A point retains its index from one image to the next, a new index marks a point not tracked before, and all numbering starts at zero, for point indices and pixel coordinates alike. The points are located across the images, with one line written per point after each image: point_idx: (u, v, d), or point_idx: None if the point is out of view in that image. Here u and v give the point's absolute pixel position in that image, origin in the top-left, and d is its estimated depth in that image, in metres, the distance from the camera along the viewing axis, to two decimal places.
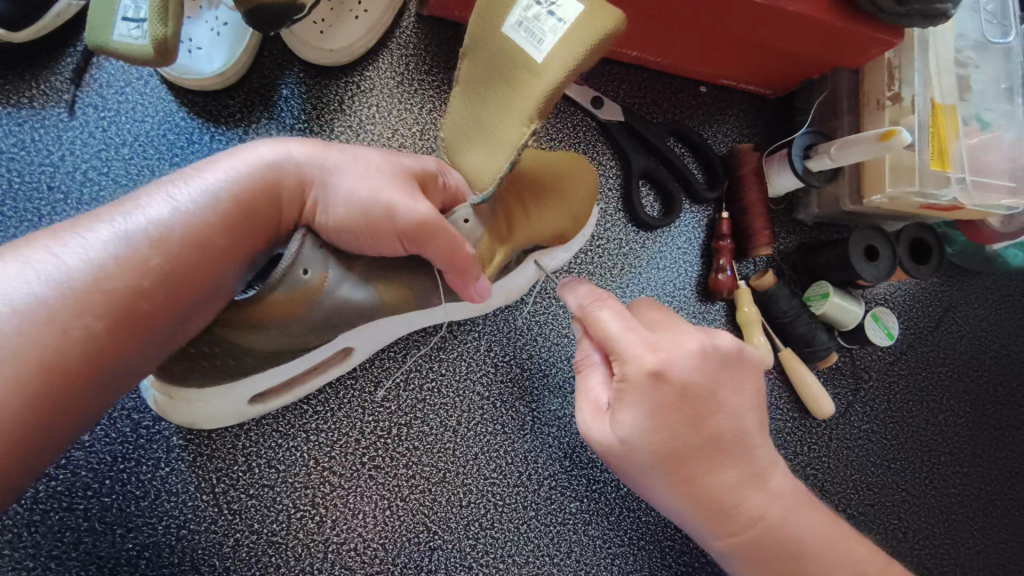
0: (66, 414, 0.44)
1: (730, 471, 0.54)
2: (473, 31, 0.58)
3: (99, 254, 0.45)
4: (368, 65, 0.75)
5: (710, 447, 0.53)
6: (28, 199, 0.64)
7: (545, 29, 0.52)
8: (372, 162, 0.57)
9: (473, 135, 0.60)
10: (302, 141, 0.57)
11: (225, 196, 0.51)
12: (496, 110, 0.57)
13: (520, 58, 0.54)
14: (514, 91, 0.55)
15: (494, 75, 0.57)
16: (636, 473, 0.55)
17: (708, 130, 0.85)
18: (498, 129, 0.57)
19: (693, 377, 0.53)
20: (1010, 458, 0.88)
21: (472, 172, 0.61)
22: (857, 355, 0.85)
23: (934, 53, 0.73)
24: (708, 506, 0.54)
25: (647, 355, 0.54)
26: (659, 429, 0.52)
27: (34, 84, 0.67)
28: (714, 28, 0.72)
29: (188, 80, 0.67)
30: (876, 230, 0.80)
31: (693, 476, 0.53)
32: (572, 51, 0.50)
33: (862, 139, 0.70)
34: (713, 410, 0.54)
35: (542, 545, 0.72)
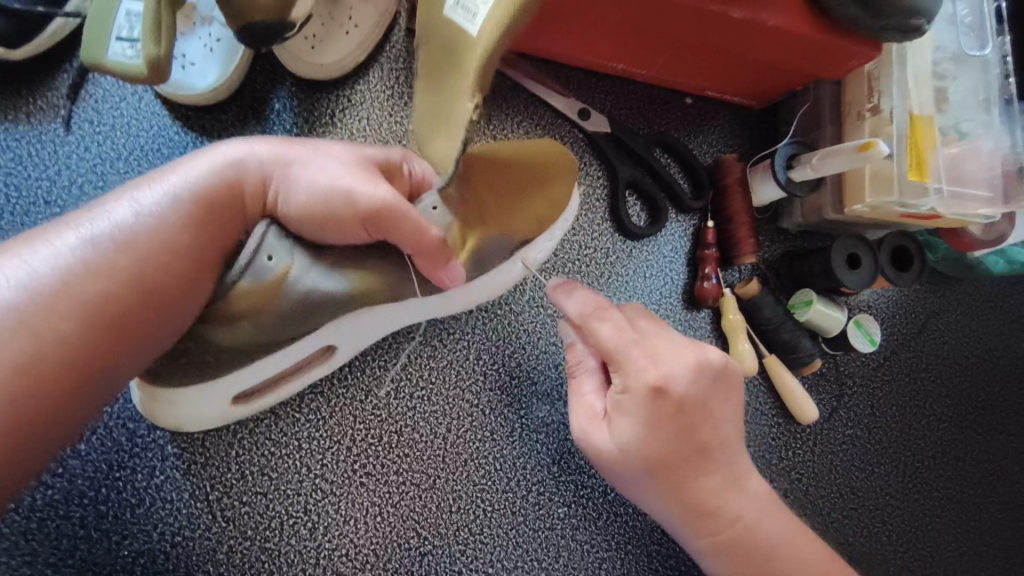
0: (54, 421, 0.45)
1: (714, 476, 0.59)
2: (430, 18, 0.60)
3: (68, 261, 0.47)
4: (358, 79, 0.76)
5: (699, 455, 0.58)
6: (25, 212, 0.65)
7: (478, 4, 0.53)
8: (332, 154, 0.59)
9: (432, 122, 0.61)
10: (263, 140, 0.59)
11: (187, 194, 0.53)
12: (443, 92, 0.58)
13: (460, 38, 0.55)
14: (454, 68, 0.55)
15: (444, 58, 0.58)
16: (629, 481, 0.59)
17: (694, 140, 0.87)
18: (445, 110, 0.57)
19: (689, 390, 0.57)
20: (993, 462, 0.90)
21: (434, 159, 0.62)
22: (842, 361, 0.87)
23: (911, 67, 0.74)
24: (694, 507, 0.59)
25: (650, 369, 0.56)
26: (656, 441, 0.56)
27: (31, 100, 0.68)
28: (695, 41, 0.73)
29: (181, 95, 0.69)
30: (858, 238, 0.81)
31: (681, 485, 0.58)
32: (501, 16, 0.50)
33: (842, 149, 0.72)
34: (704, 423, 0.58)
35: (531, 549, 0.73)
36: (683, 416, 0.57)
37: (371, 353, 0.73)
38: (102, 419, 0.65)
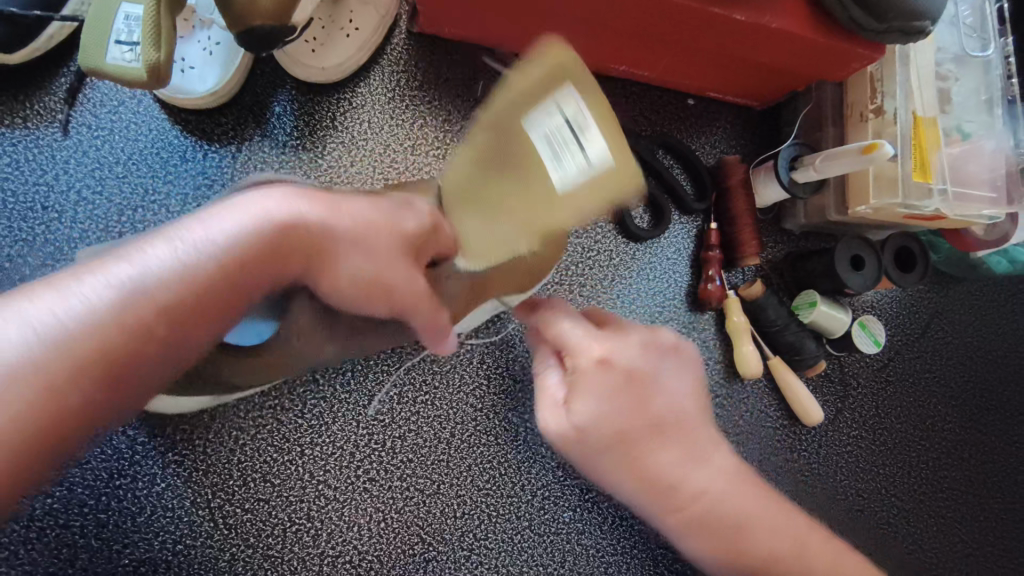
0: (63, 455, 0.42)
1: (674, 450, 0.55)
2: (504, 104, 0.53)
3: (97, 306, 0.43)
4: (359, 82, 0.75)
5: (654, 427, 0.55)
6: (22, 217, 0.65)
7: (568, 158, 0.49)
8: (383, 226, 0.54)
9: (481, 209, 0.57)
10: (311, 203, 0.53)
11: (235, 257, 0.48)
12: (510, 204, 0.55)
13: (539, 168, 0.51)
14: (532, 187, 0.52)
15: (513, 156, 0.53)
16: (587, 460, 0.56)
17: (696, 141, 0.86)
18: (506, 208, 0.55)
19: (635, 362, 0.56)
20: (997, 462, 0.90)
21: (467, 239, 0.59)
22: (846, 363, 0.87)
23: (914, 68, 0.74)
24: (654, 484, 0.55)
25: (596, 346, 0.56)
26: (609, 412, 0.54)
27: (28, 105, 0.67)
28: (697, 44, 0.73)
29: (180, 99, 0.68)
30: (862, 240, 0.81)
31: (635, 459, 0.54)
32: (598, 195, 0.48)
33: (846, 151, 0.72)
34: (655, 393, 0.55)
35: (536, 554, 0.73)
36: (631, 385, 0.55)
37: (378, 359, 0.72)
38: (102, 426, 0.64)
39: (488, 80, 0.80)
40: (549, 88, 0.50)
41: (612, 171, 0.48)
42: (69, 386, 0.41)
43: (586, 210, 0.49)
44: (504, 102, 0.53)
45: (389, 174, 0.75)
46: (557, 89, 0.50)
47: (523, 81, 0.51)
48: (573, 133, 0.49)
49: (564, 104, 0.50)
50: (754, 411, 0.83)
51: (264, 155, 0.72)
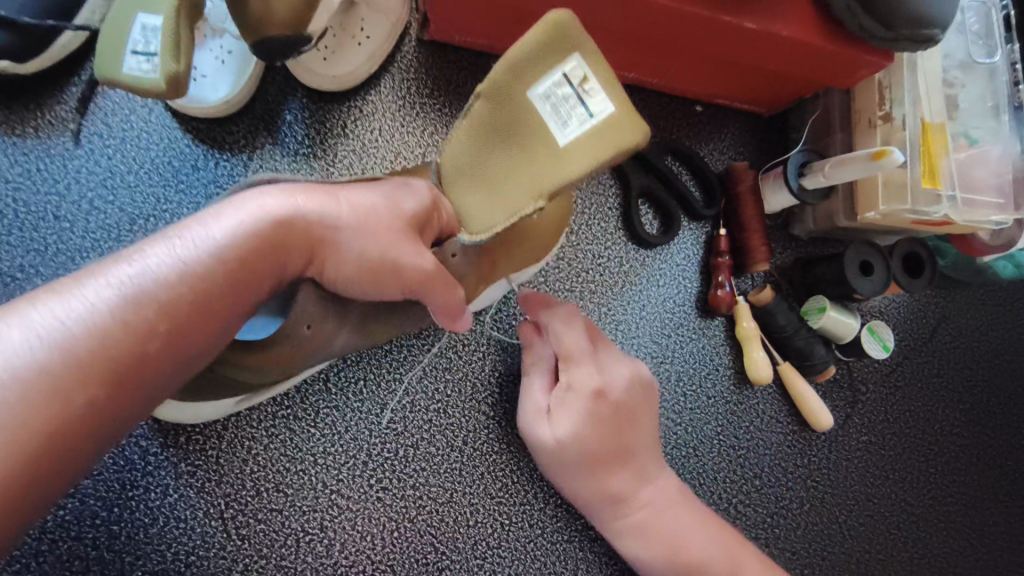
0: (77, 465, 0.40)
1: (626, 476, 0.68)
2: (503, 73, 0.56)
3: (99, 308, 0.42)
4: (370, 90, 0.76)
5: (622, 453, 0.68)
6: (34, 227, 0.64)
7: (573, 116, 0.55)
8: (378, 212, 0.55)
9: (481, 181, 0.60)
10: (301, 190, 0.53)
11: (235, 253, 0.47)
12: (515, 170, 0.58)
13: (540, 127, 0.56)
14: (535, 151, 0.57)
15: (516, 123, 0.57)
16: (560, 471, 0.68)
17: (705, 148, 0.87)
18: (502, 183, 0.59)
19: (623, 397, 0.68)
20: (1006, 466, 0.90)
21: (467, 211, 0.61)
22: (855, 368, 0.87)
23: (922, 76, 0.75)
24: (605, 495, 0.68)
25: (595, 377, 0.68)
26: (588, 432, 0.66)
27: (39, 114, 0.67)
28: (707, 51, 0.73)
29: (192, 108, 0.68)
30: (871, 245, 0.81)
31: (602, 473, 0.67)
32: (599, 146, 0.54)
33: (855, 158, 0.72)
34: (631, 426, 0.68)
35: (549, 563, 0.73)
36: (613, 417, 0.67)
37: (382, 352, 0.72)
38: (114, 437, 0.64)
39: None
40: (546, 54, 0.55)
41: (614, 119, 0.54)
42: (74, 387, 0.40)
43: (587, 167, 0.54)
44: (508, 72, 0.55)
45: None
46: (555, 55, 0.54)
47: (520, 50, 0.55)
48: (574, 93, 0.55)
49: (564, 68, 0.55)
50: (765, 417, 0.83)
51: (276, 164, 0.72)
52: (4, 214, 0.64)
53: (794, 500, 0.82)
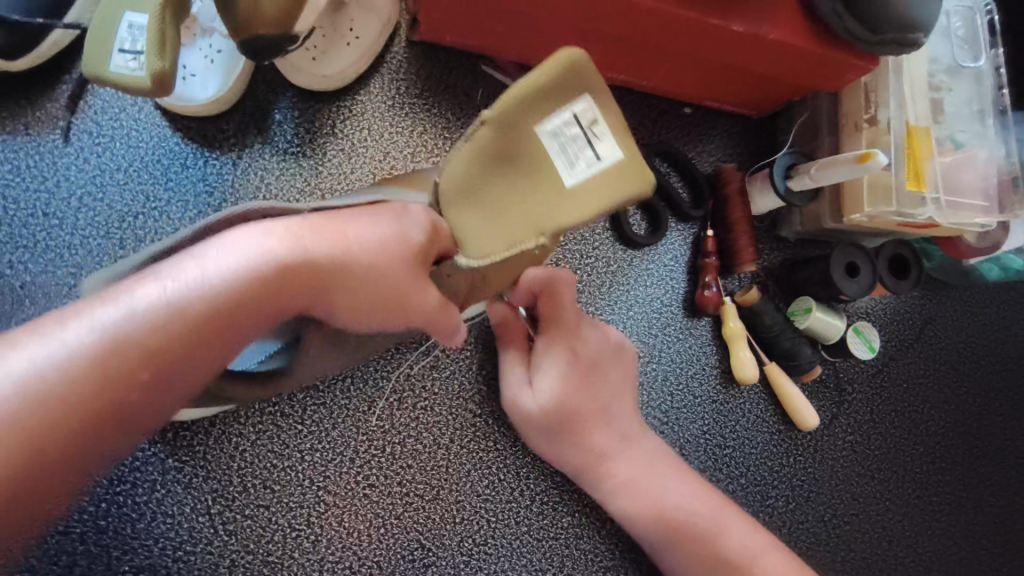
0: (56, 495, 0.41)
1: (607, 434, 0.71)
2: (515, 101, 0.52)
3: (81, 346, 0.41)
4: (360, 89, 0.76)
5: (600, 410, 0.71)
6: (24, 224, 0.65)
7: (584, 158, 0.53)
8: (387, 251, 0.51)
9: (481, 203, 0.55)
10: (306, 229, 0.50)
11: (231, 298, 0.46)
12: (519, 199, 0.54)
13: (549, 164, 0.53)
14: (543, 187, 0.54)
15: (520, 152, 0.53)
16: (542, 436, 0.70)
17: (693, 149, 0.87)
18: (506, 210, 0.54)
19: (597, 356, 0.72)
20: (990, 467, 0.91)
21: (462, 230, 0.55)
22: (841, 369, 0.87)
23: (908, 80, 0.76)
24: (590, 454, 0.70)
25: (568, 337, 0.70)
26: (567, 391, 0.69)
27: (30, 112, 0.67)
28: (696, 53, 0.73)
29: (182, 106, 0.69)
30: (856, 247, 0.82)
31: (580, 433, 0.70)
32: (609, 191, 0.53)
33: (841, 159, 0.72)
34: (602, 381, 0.71)
35: (535, 559, 0.73)
36: (584, 372, 0.70)
37: None
38: None
39: (487, 88, 0.80)
40: (554, 89, 0.52)
41: (622, 166, 0.53)
42: (49, 428, 0.40)
43: (599, 209, 0.53)
44: (524, 104, 0.52)
45: None
46: (568, 94, 0.52)
47: (531, 81, 0.52)
48: (583, 134, 0.53)
49: (576, 108, 0.53)
50: (751, 416, 0.84)
51: (266, 163, 0.72)
52: None
53: (780, 499, 0.83)
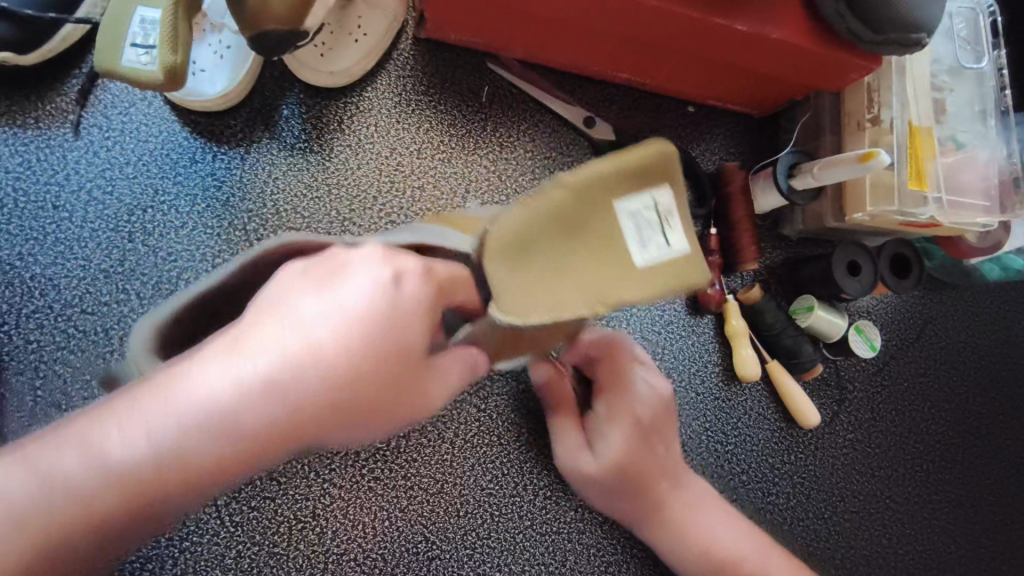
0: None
1: (672, 489, 0.70)
2: (601, 169, 0.46)
3: (18, 503, 0.34)
4: (367, 86, 0.77)
5: (662, 466, 0.70)
6: (33, 217, 0.66)
7: (656, 242, 0.48)
8: (380, 362, 0.40)
9: (536, 266, 0.47)
10: (266, 355, 0.36)
11: (198, 465, 0.35)
12: (581, 271, 0.47)
13: (619, 240, 0.47)
14: (606, 261, 0.47)
15: (589, 226, 0.47)
16: (608, 493, 0.70)
17: (696, 148, 0.88)
18: (559, 275, 0.47)
19: (651, 414, 0.72)
20: (990, 465, 0.91)
21: (496, 283, 0.47)
22: (842, 367, 0.88)
23: (910, 79, 0.77)
24: (656, 509, 0.69)
25: (622, 397, 0.71)
26: (629, 448, 0.69)
27: (40, 105, 0.68)
28: (700, 52, 0.74)
29: (192, 101, 0.69)
30: (858, 245, 0.83)
31: (644, 489, 0.69)
32: (675, 282, 0.48)
33: (843, 158, 0.73)
34: (663, 443, 0.71)
35: (538, 553, 0.74)
36: (644, 433, 0.70)
37: None
38: None
39: (493, 85, 0.81)
40: (638, 169, 0.46)
41: (692, 258, 0.48)
42: None
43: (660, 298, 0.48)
44: (610, 178, 0.46)
45: (396, 177, 0.76)
46: (656, 176, 0.47)
47: (618, 159, 0.46)
48: (660, 220, 0.48)
49: (659, 192, 0.47)
50: (753, 414, 0.84)
51: (273, 158, 0.73)
52: (4, 202, 0.65)
53: (781, 496, 0.84)
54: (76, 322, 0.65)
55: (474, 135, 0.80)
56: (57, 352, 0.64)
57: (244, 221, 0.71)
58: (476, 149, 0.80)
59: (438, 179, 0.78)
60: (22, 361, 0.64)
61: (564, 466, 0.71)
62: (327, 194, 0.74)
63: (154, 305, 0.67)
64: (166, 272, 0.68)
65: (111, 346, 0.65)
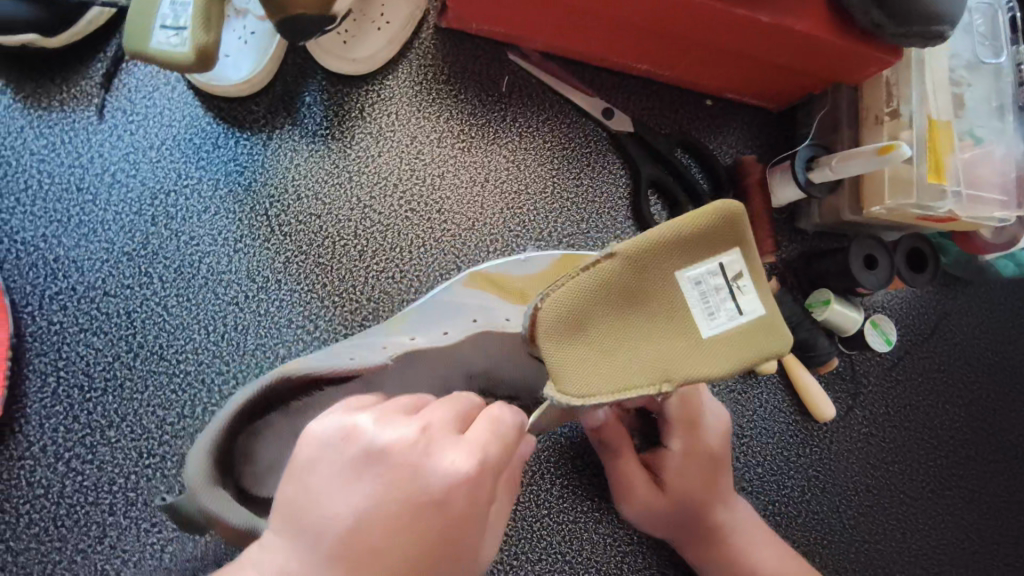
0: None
1: (732, 514, 0.72)
2: (658, 242, 0.47)
3: None
4: (388, 75, 0.77)
5: (725, 497, 0.71)
6: (58, 199, 0.67)
7: (722, 309, 0.48)
8: (399, 538, 0.36)
9: (588, 344, 0.48)
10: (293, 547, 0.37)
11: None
12: (640, 345, 0.48)
13: (684, 311, 0.48)
14: (670, 331, 0.48)
15: (648, 298, 0.48)
16: (680, 527, 0.71)
17: (714, 140, 0.88)
18: (621, 350, 0.48)
19: (719, 447, 0.71)
20: (1003, 461, 0.91)
21: (553, 365, 0.47)
22: (857, 361, 0.88)
23: (930, 74, 0.77)
24: (722, 540, 0.71)
25: (692, 435, 0.70)
26: (699, 483, 0.70)
27: (64, 88, 0.68)
28: (719, 44, 0.74)
29: (215, 86, 0.70)
30: (875, 239, 0.83)
31: (711, 519, 0.70)
32: (744, 347, 0.48)
33: (862, 152, 0.73)
34: (726, 473, 0.72)
35: (554, 542, 0.74)
36: (713, 468, 0.71)
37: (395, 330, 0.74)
38: (133, 407, 0.65)
39: (512, 74, 0.81)
40: (706, 239, 0.48)
41: (760, 324, 0.49)
42: None
43: (735, 364, 0.48)
44: (668, 249, 0.47)
45: (416, 165, 0.76)
46: (716, 245, 0.48)
47: (685, 225, 0.47)
48: (726, 287, 0.48)
49: (721, 259, 0.48)
50: (768, 406, 0.85)
51: (295, 144, 0.73)
52: (29, 184, 0.66)
53: (796, 489, 0.84)
54: (100, 304, 0.66)
55: (494, 124, 0.80)
56: (80, 334, 0.65)
57: (266, 206, 0.71)
58: (496, 138, 0.80)
59: (457, 168, 0.78)
60: (44, 342, 0.64)
61: (632, 505, 0.71)
62: (348, 180, 0.74)
63: (176, 289, 0.68)
64: (188, 256, 0.68)
65: (133, 329, 0.66)
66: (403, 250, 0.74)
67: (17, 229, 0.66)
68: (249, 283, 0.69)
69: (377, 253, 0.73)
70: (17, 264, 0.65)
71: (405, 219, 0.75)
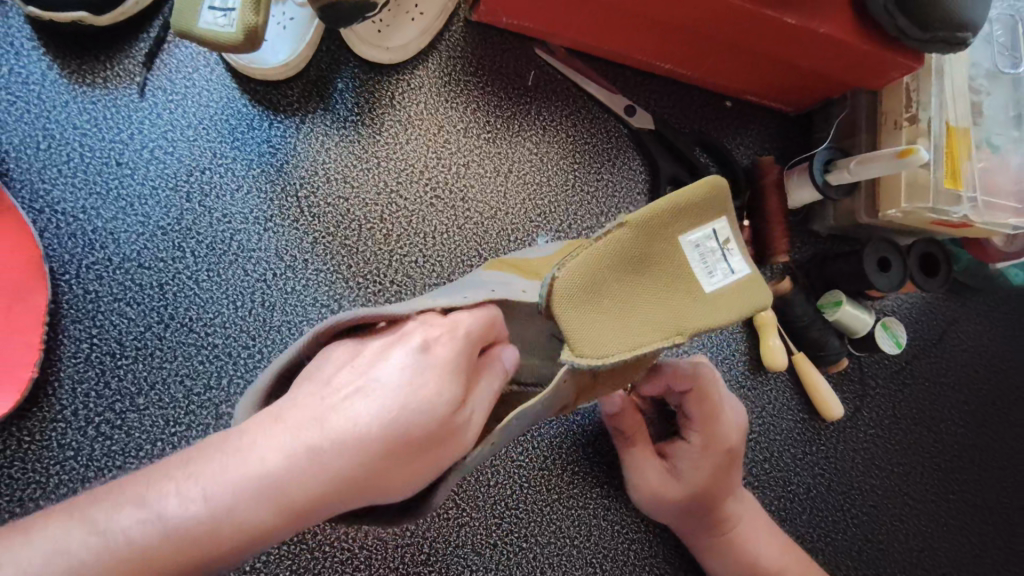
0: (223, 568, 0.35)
1: (739, 504, 0.74)
2: (663, 210, 0.50)
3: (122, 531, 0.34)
4: (419, 65, 0.79)
5: (733, 489, 0.73)
6: (97, 172, 0.69)
7: (719, 269, 0.52)
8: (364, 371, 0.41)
9: (601, 309, 0.49)
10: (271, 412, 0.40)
11: (256, 522, 0.35)
12: (650, 307, 0.50)
13: (688, 274, 0.51)
14: (678, 291, 0.51)
15: (655, 262, 0.50)
16: (685, 516, 0.72)
17: (732, 141, 0.90)
18: (637, 312, 0.50)
19: (737, 443, 0.72)
20: (1008, 468, 0.92)
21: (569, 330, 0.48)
22: (865, 363, 0.90)
23: (950, 81, 0.78)
24: (725, 527, 0.73)
25: (712, 431, 0.71)
26: (711, 475, 0.71)
27: (108, 66, 0.71)
28: (743, 45, 0.76)
29: (253, 69, 0.72)
30: (889, 243, 0.84)
31: (718, 510, 0.72)
32: (743, 301, 0.53)
33: (881, 155, 0.75)
34: (740, 466, 0.74)
35: (563, 526, 0.75)
36: (728, 461, 0.72)
37: None
38: (163, 375, 0.67)
39: (539, 70, 0.83)
40: (702, 208, 0.51)
41: (749, 282, 0.54)
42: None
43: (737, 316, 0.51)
44: (669, 215, 0.50)
45: (442, 153, 0.78)
46: (710, 211, 0.52)
47: (679, 198, 0.50)
48: (720, 248, 0.52)
49: (714, 224, 0.52)
50: (776, 404, 0.86)
51: (325, 128, 0.75)
52: (71, 156, 0.68)
53: (802, 485, 0.85)
54: (135, 275, 0.68)
55: (519, 117, 0.82)
56: (115, 303, 0.67)
57: (297, 188, 0.73)
58: (521, 131, 0.81)
59: (482, 158, 0.80)
60: (79, 310, 0.66)
61: (642, 493, 0.73)
62: (376, 165, 0.76)
63: (207, 262, 0.70)
64: (220, 233, 0.70)
65: (164, 300, 0.68)
66: (427, 236, 0.76)
67: (57, 199, 0.68)
68: (277, 261, 0.71)
69: (402, 237, 0.75)
70: (57, 234, 0.67)
71: (430, 205, 0.77)
